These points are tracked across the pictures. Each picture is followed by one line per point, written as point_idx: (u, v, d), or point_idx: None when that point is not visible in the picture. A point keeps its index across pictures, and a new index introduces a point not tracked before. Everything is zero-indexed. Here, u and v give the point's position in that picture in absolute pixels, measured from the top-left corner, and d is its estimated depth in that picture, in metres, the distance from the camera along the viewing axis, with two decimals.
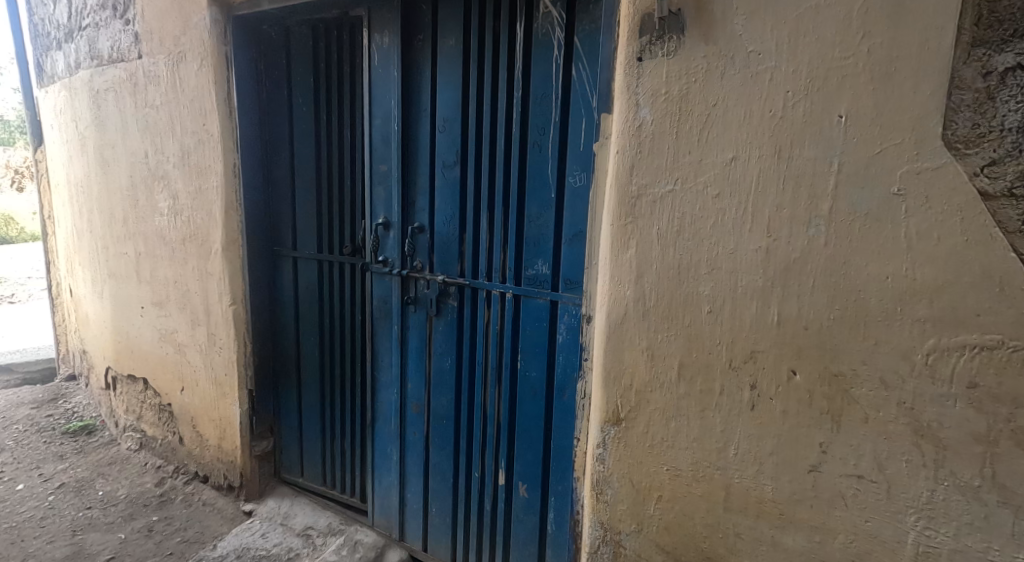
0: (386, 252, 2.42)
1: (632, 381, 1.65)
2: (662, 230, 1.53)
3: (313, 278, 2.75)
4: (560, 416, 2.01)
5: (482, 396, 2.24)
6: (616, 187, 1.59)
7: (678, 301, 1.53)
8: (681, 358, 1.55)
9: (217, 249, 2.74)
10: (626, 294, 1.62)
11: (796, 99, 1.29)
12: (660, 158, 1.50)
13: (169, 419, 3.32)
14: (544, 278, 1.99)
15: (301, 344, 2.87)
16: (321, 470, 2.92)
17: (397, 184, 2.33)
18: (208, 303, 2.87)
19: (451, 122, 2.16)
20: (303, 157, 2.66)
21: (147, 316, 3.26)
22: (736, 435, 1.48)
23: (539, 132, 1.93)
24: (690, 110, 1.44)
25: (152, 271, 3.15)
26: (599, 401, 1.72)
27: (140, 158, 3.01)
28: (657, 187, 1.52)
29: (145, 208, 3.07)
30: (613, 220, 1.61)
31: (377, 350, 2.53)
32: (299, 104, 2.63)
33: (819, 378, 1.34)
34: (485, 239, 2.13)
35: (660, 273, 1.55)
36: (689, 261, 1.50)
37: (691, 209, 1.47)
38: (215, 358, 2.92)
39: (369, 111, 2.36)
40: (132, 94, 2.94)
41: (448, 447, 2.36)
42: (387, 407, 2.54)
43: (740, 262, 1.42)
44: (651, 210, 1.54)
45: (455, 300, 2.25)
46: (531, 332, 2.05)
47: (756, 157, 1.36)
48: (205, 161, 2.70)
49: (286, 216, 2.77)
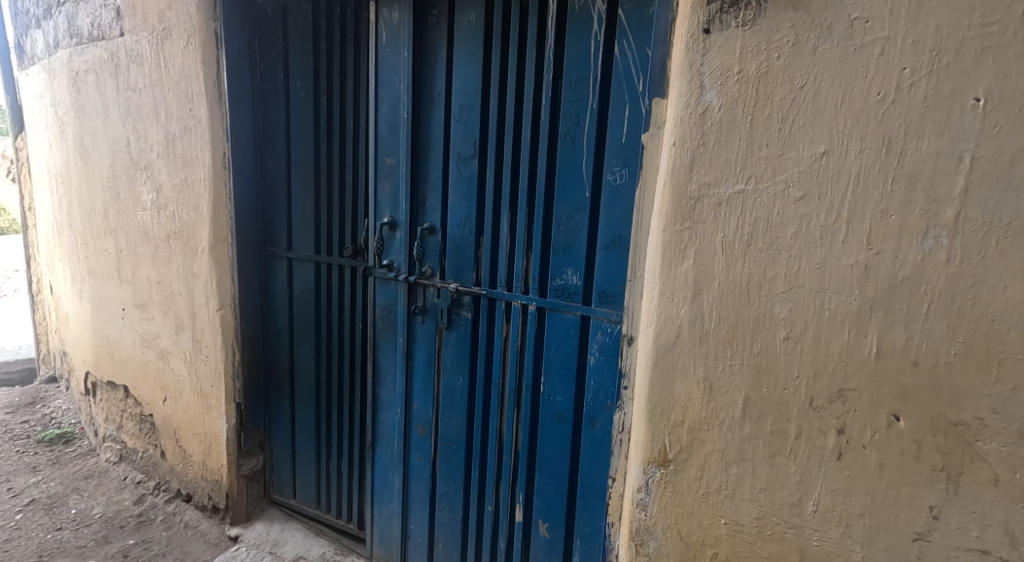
0: (391, 255, 2.16)
1: (684, 416, 1.40)
2: (728, 238, 1.28)
3: (309, 282, 2.49)
4: (590, 448, 1.75)
5: (498, 422, 1.98)
6: (671, 186, 1.34)
7: (746, 323, 1.28)
8: (747, 392, 1.30)
9: (204, 248, 2.48)
10: (679, 314, 1.37)
11: (916, 78, 1.04)
12: (728, 151, 1.25)
13: (151, 431, 3.06)
14: (573, 289, 1.73)
15: (295, 354, 2.61)
16: (315, 492, 2.66)
17: (405, 178, 2.07)
18: (194, 307, 2.61)
19: (469, 109, 1.90)
20: (300, 149, 2.40)
21: (129, 319, 3.00)
22: (816, 489, 1.23)
23: (572, 122, 1.67)
24: (769, 93, 1.18)
25: (134, 270, 2.89)
26: (642, 438, 1.47)
27: (122, 146, 2.74)
28: (723, 186, 1.27)
29: (126, 201, 2.80)
30: (665, 225, 1.36)
31: (379, 363, 2.27)
32: (296, 88, 2.37)
33: (930, 426, 1.08)
34: (506, 242, 1.86)
35: (723, 289, 1.30)
36: (762, 276, 1.25)
37: (767, 213, 1.22)
38: (201, 368, 2.66)
39: (375, 96, 2.10)
40: (113, 76, 2.67)
41: (458, 476, 2.11)
42: (389, 428, 2.28)
43: (828, 280, 1.17)
44: (715, 214, 1.29)
45: (469, 311, 2.00)
46: (557, 351, 1.79)
47: (856, 150, 1.10)
48: (192, 151, 2.43)
49: (281, 212, 2.51)
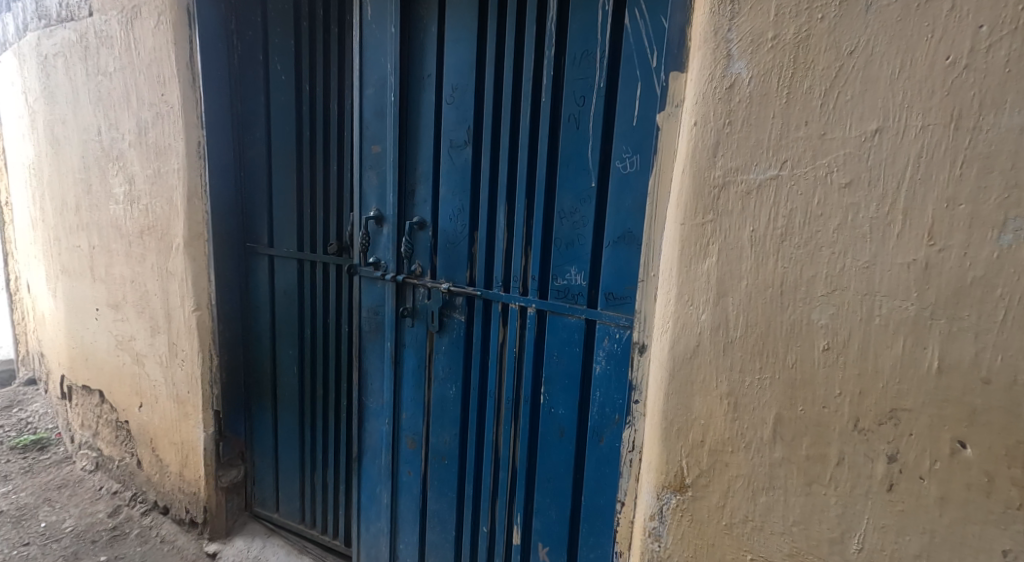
0: (378, 252, 1.98)
1: (704, 436, 1.22)
2: (758, 232, 1.11)
3: (292, 281, 2.32)
4: (596, 467, 1.58)
5: (494, 435, 1.81)
6: (691, 173, 1.17)
7: (779, 331, 1.11)
8: (778, 410, 1.13)
9: (178, 245, 2.30)
10: (700, 320, 1.20)
11: (994, 38, 0.86)
12: (759, 131, 1.08)
13: (127, 438, 2.89)
14: (577, 289, 1.56)
15: (278, 358, 2.43)
16: (299, 506, 2.49)
17: (392, 168, 1.89)
18: (169, 307, 2.43)
19: (462, 92, 1.73)
20: (281, 137, 2.22)
21: (103, 320, 2.82)
22: (862, 524, 1.06)
23: (577, 104, 1.50)
24: (811, 62, 1.01)
25: (107, 268, 2.71)
26: (656, 460, 1.30)
27: (93, 135, 2.56)
28: (753, 172, 1.09)
29: (98, 194, 2.63)
30: (685, 218, 1.19)
31: (366, 369, 2.10)
32: (277, 71, 2.19)
33: (1004, 455, 0.92)
34: (502, 238, 1.69)
35: (751, 291, 1.13)
36: (797, 277, 1.07)
37: (805, 203, 1.05)
38: (177, 373, 2.49)
39: (360, 79, 1.92)
40: (83, 59, 2.50)
41: (450, 492, 1.93)
42: (377, 440, 2.11)
43: (879, 281, 0.99)
44: (743, 205, 1.12)
45: (462, 314, 1.82)
46: (559, 359, 1.62)
47: (916, 128, 0.93)
48: (165, 139, 2.26)
49: (262, 206, 2.33)
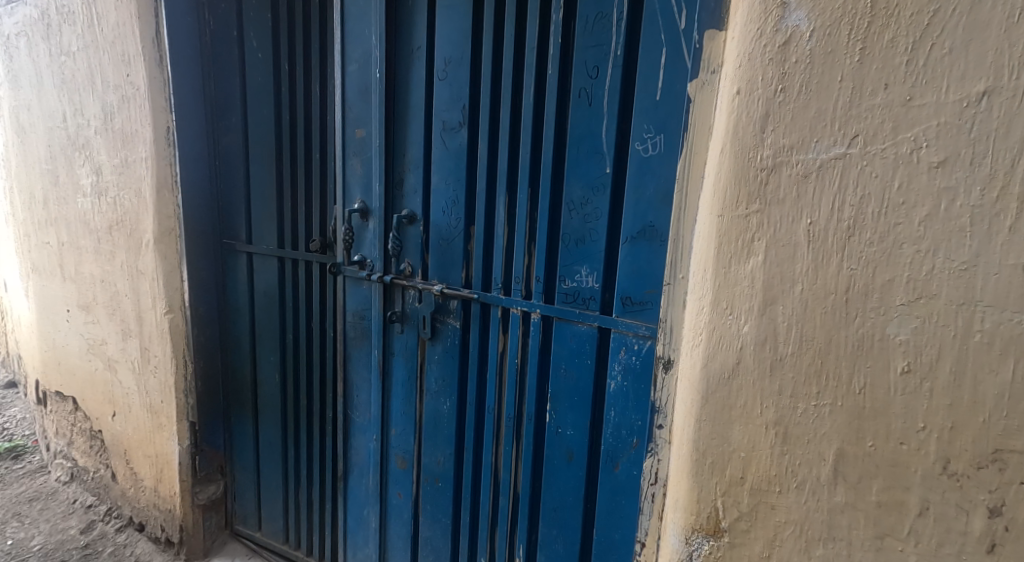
0: (364, 250, 1.77)
1: (745, 473, 1.01)
2: (817, 226, 0.89)
3: (272, 281, 2.11)
4: (610, 497, 1.37)
5: (493, 457, 1.60)
6: (732, 154, 0.95)
7: (844, 348, 0.89)
8: (841, 445, 0.91)
9: (147, 241, 2.09)
10: (741, 333, 0.99)
11: None
12: (823, 98, 0.86)
13: (101, 449, 2.69)
14: (589, 292, 1.34)
15: (258, 366, 2.23)
16: (283, 526, 2.28)
17: (378, 155, 1.68)
18: (140, 309, 2.23)
19: (456, 64, 1.51)
20: (258, 122, 2.01)
21: (74, 323, 2.62)
22: None
23: (590, 76, 1.29)
24: (893, 6, 0.80)
25: (77, 267, 2.51)
26: (685, 498, 1.09)
27: (58, 122, 2.35)
28: (812, 151, 0.88)
29: (65, 186, 2.42)
30: (724, 209, 0.98)
31: (352, 380, 1.90)
32: (253, 49, 1.98)
33: None
34: (501, 233, 1.47)
35: (808, 300, 0.92)
36: (869, 283, 0.86)
37: (882, 188, 0.83)
38: (150, 381, 2.28)
39: (342, 54, 1.71)
40: (46, 38, 2.28)
41: (445, 518, 1.73)
42: (364, 457, 1.91)
43: (981, 288, 0.78)
44: (798, 192, 0.90)
45: (457, 319, 1.61)
46: (568, 372, 1.41)
47: None
48: (131, 125, 2.05)
49: (239, 198, 2.12)
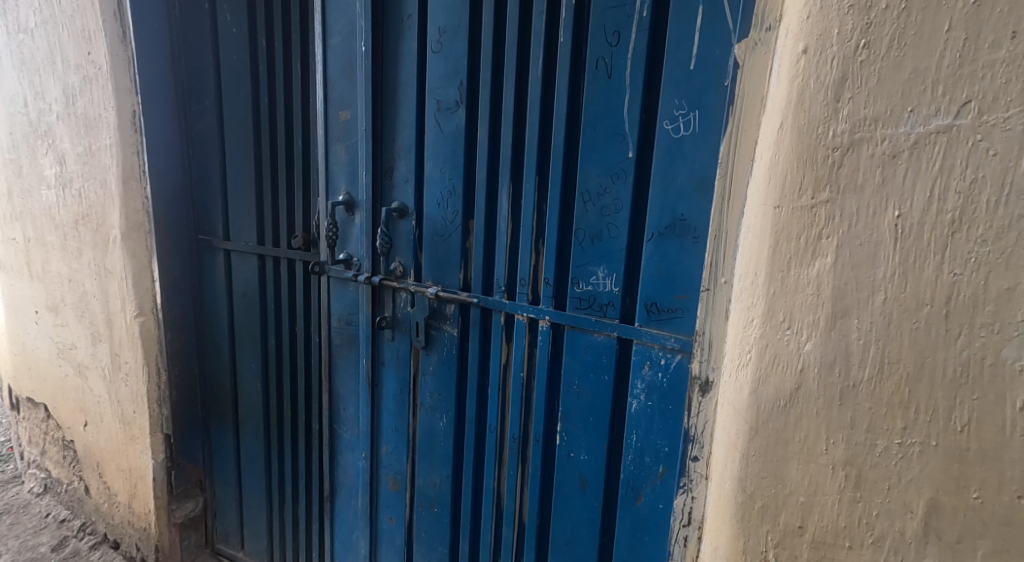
0: (351, 247, 1.59)
1: (804, 523, 0.82)
2: (909, 219, 0.70)
3: (251, 281, 1.91)
4: (631, 532, 1.18)
5: (494, 481, 1.41)
6: (796, 130, 0.77)
7: (942, 375, 0.70)
8: (936, 495, 0.72)
9: (114, 237, 1.90)
10: (804, 352, 0.80)
11: None
12: (920, 56, 0.67)
13: (74, 460, 2.51)
14: (607, 296, 1.15)
15: (238, 374, 2.04)
16: (266, 546, 2.10)
17: (365, 140, 1.49)
18: (109, 311, 2.04)
19: (453, 33, 1.32)
20: (234, 105, 1.81)
21: (43, 325, 2.43)
22: None
23: (609, 44, 1.09)
24: None
25: (44, 265, 2.32)
26: (727, 548, 0.90)
27: (20, 107, 2.15)
28: (904, 123, 0.69)
29: (29, 177, 2.22)
30: (784, 199, 0.79)
31: (339, 391, 1.72)
32: (226, 23, 1.78)
33: None
34: (504, 227, 1.28)
35: (893, 313, 0.73)
36: (981, 292, 0.67)
37: (1003, 169, 0.64)
38: (121, 390, 2.10)
39: (324, 26, 1.52)
40: (6, 15, 2.09)
41: (441, 547, 1.55)
42: (353, 476, 1.73)
43: None
44: (883, 176, 0.71)
45: (454, 326, 1.43)
46: (581, 387, 1.22)
47: None
48: (94, 108, 1.85)
49: (214, 190, 1.93)
